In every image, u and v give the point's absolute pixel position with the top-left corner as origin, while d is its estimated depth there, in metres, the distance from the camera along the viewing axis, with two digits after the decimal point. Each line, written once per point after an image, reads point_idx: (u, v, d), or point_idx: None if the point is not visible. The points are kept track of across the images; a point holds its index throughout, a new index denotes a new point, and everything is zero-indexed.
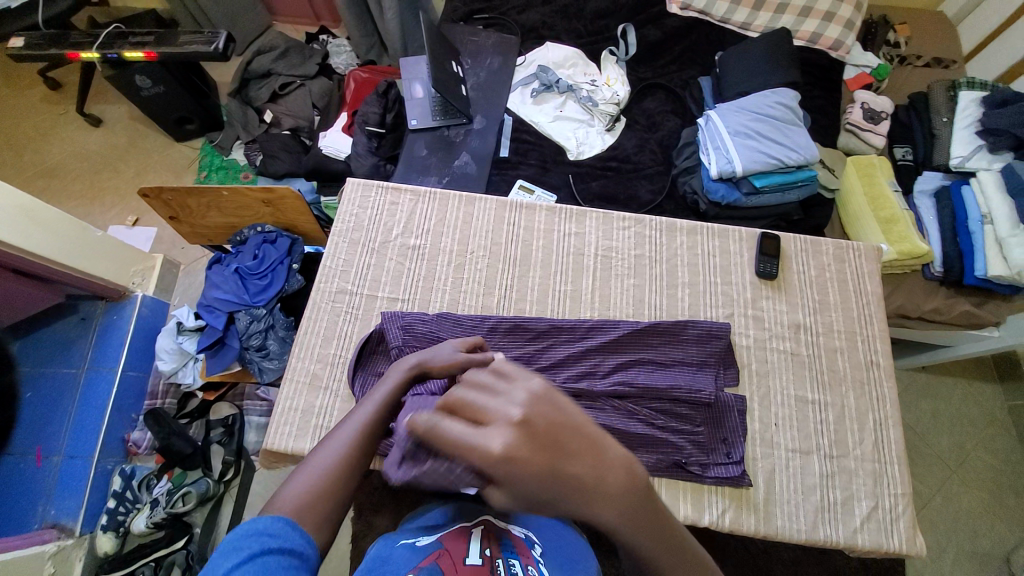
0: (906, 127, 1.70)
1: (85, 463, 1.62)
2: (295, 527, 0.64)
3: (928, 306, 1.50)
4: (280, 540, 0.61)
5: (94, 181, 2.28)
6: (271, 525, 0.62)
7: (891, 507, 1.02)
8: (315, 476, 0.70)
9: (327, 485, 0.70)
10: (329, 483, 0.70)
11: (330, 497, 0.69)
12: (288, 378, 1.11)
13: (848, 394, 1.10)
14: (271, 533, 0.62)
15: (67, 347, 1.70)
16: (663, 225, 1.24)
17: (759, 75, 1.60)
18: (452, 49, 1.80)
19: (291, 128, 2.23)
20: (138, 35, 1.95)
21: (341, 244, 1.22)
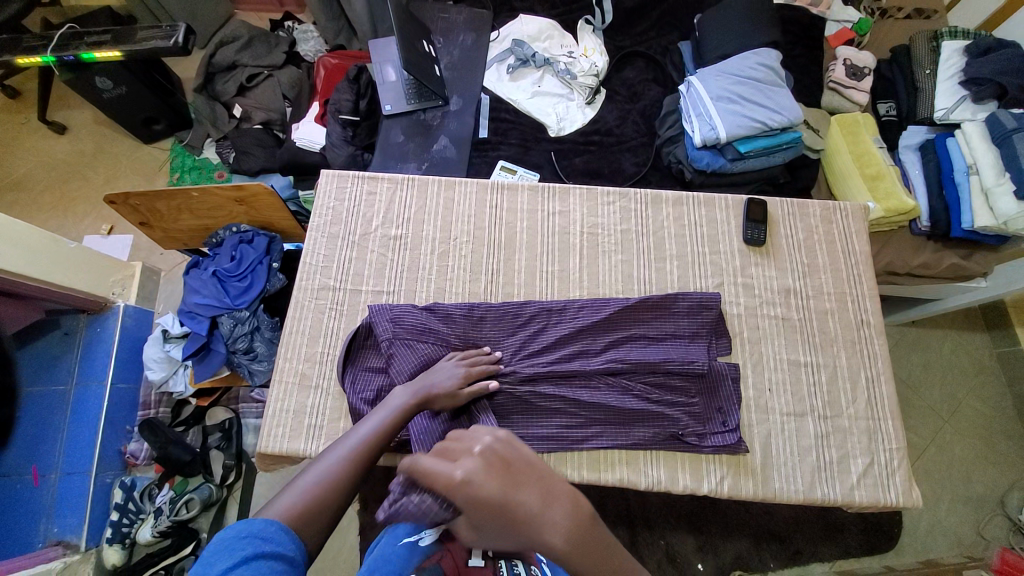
0: (888, 81, 1.67)
1: (82, 478, 1.60)
2: (287, 532, 0.65)
3: (916, 261, 1.50)
4: (272, 545, 0.62)
5: (63, 191, 2.21)
6: (266, 529, 0.63)
7: (886, 461, 1.03)
8: (316, 483, 0.72)
9: (324, 493, 0.72)
10: (327, 490, 0.72)
11: (326, 506, 0.71)
12: (277, 380, 1.09)
13: (840, 354, 1.10)
14: (263, 536, 0.63)
15: (53, 364, 1.66)
16: (648, 198, 1.22)
17: (740, 35, 1.55)
18: (422, 28, 1.73)
19: (263, 122, 2.16)
20: (94, 33, 1.85)
21: (319, 239, 1.19)
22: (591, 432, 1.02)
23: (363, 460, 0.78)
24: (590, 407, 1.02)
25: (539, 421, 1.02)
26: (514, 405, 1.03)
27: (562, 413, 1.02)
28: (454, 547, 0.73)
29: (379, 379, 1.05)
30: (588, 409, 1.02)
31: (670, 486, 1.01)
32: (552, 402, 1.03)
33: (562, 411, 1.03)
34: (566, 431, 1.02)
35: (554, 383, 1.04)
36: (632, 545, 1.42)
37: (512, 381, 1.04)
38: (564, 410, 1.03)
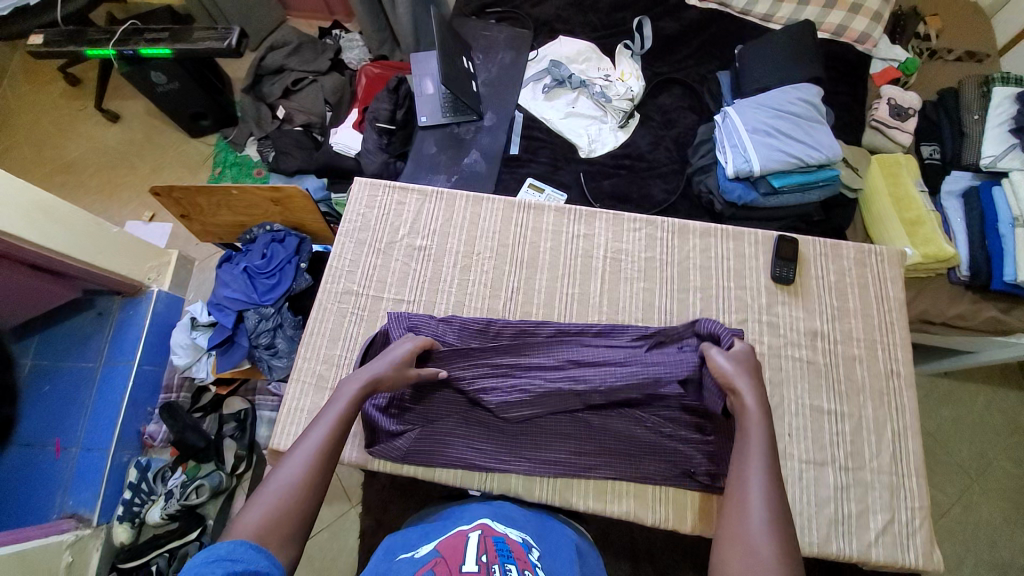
0: (933, 124, 1.63)
1: (101, 454, 1.65)
2: (259, 551, 0.68)
3: (952, 311, 1.45)
4: (242, 565, 0.64)
5: (111, 177, 2.32)
6: (234, 550, 0.65)
7: (908, 520, 0.98)
8: (281, 493, 0.76)
9: (286, 507, 0.74)
10: (288, 504, 0.75)
11: (292, 515, 0.74)
12: (294, 379, 1.11)
13: (867, 405, 1.06)
14: (234, 558, 0.65)
15: (84, 342, 1.74)
16: (674, 227, 1.20)
17: (780, 70, 1.54)
18: (463, 44, 1.78)
19: (304, 124, 2.24)
20: (153, 30, 1.97)
21: (347, 244, 1.22)
22: (599, 460, 1.00)
23: (319, 465, 0.81)
24: (601, 435, 1.01)
25: (549, 446, 1.01)
26: (525, 427, 1.02)
27: (570, 439, 1.01)
28: (448, 555, 0.75)
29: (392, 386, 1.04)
30: (597, 436, 1.01)
31: (677, 525, 0.98)
32: (564, 426, 1.02)
33: (572, 437, 1.01)
34: (574, 457, 1.00)
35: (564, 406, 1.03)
36: None
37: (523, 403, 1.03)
38: (574, 435, 1.01)
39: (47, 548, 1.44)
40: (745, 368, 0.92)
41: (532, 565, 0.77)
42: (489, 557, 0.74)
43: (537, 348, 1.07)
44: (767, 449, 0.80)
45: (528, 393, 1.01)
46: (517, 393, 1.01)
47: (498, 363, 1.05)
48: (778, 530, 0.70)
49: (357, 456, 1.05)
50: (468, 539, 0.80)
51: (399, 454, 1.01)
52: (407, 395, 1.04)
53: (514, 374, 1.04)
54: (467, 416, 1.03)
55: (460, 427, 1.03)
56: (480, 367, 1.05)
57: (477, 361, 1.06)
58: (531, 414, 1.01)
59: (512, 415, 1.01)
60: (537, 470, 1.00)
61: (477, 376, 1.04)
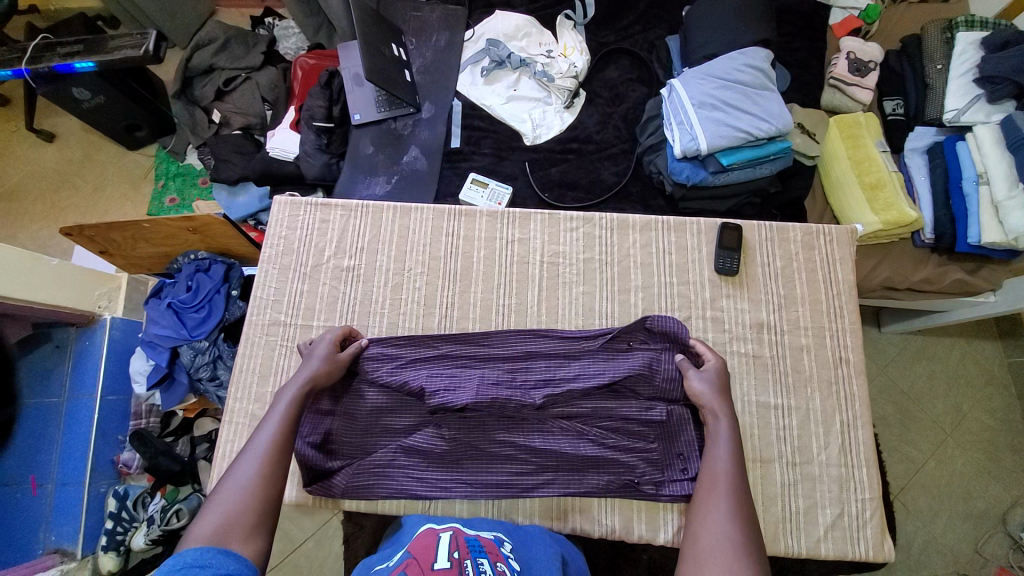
0: (896, 76, 1.53)
1: (77, 487, 1.48)
2: (228, 554, 0.66)
3: (916, 277, 1.39)
4: (212, 569, 0.62)
5: (53, 201, 2.12)
6: (201, 556, 0.63)
7: (858, 513, 0.99)
8: (237, 495, 0.74)
9: (248, 506, 0.73)
10: (249, 502, 0.73)
11: (251, 511, 0.73)
12: (227, 420, 1.07)
13: (815, 396, 1.05)
14: (203, 564, 0.62)
15: (46, 376, 1.50)
16: (613, 223, 1.15)
17: (729, 33, 1.42)
18: (392, 30, 1.64)
19: (242, 127, 2.00)
20: (66, 43, 1.79)
21: (271, 271, 1.16)
22: (542, 479, 0.99)
23: (274, 460, 0.80)
24: (542, 451, 0.99)
25: (491, 467, 1.00)
26: (464, 450, 1.00)
27: (512, 460, 1.00)
28: (420, 555, 0.72)
29: (327, 421, 1.01)
30: (537, 451, 0.99)
31: (625, 535, 0.99)
32: (504, 445, 1.00)
33: (513, 457, 1.00)
34: (516, 478, 0.99)
35: (499, 419, 1.01)
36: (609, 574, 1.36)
37: (459, 431, 1.01)
38: (515, 456, 1.00)
39: None
40: (718, 385, 0.93)
41: (505, 558, 0.77)
42: (462, 553, 0.73)
43: (478, 364, 1.05)
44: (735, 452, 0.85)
45: (485, 383, 1.01)
46: (471, 384, 1.00)
47: (455, 357, 1.06)
48: (741, 528, 0.74)
49: (297, 493, 1.05)
50: (440, 541, 0.77)
51: (338, 490, 0.99)
52: (342, 428, 1.02)
53: (475, 364, 1.05)
54: (404, 447, 1.00)
55: (399, 458, 1.00)
56: (424, 371, 1.03)
57: (422, 363, 1.05)
58: (488, 398, 0.98)
59: (456, 402, 0.97)
60: (477, 493, 0.99)
61: (421, 374, 1.02)
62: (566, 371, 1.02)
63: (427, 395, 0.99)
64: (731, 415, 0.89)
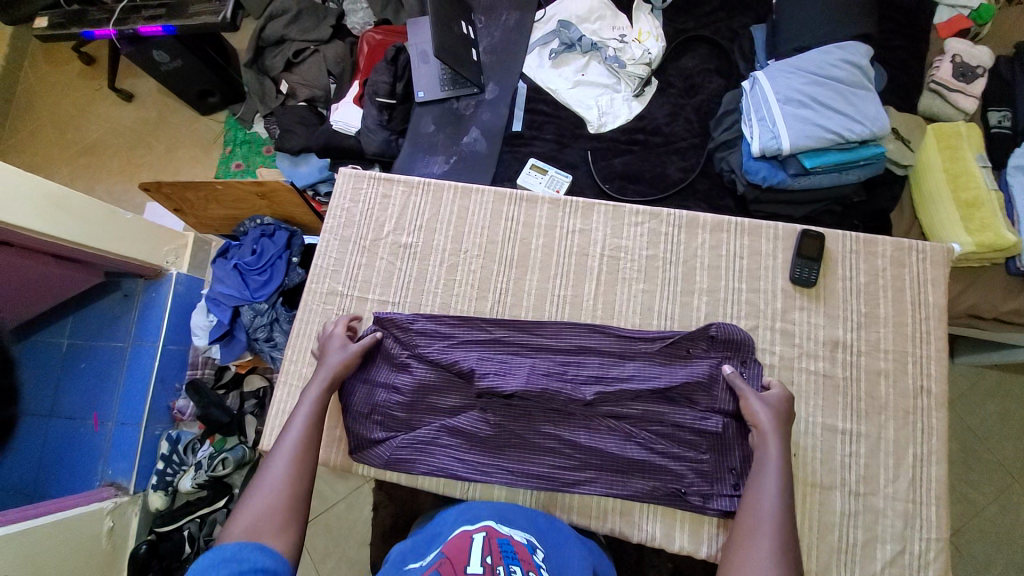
0: (1008, 83, 1.38)
1: (134, 429, 1.59)
2: (263, 550, 0.71)
3: (1006, 307, 1.25)
4: (249, 564, 0.68)
5: (131, 158, 2.24)
6: (238, 552, 0.69)
7: (921, 553, 0.91)
8: (268, 491, 0.80)
9: (278, 503, 0.78)
10: (278, 500, 0.79)
11: (283, 508, 0.78)
12: (281, 381, 1.11)
13: (888, 424, 0.97)
14: (240, 559, 0.68)
15: (111, 323, 1.63)
16: (682, 221, 1.10)
17: (824, 25, 1.32)
18: (462, 8, 1.62)
19: (307, 99, 2.03)
20: (151, 7, 1.87)
21: (331, 241, 1.18)
22: (584, 476, 0.97)
23: (303, 456, 0.85)
24: (586, 447, 0.97)
25: (533, 458, 0.99)
26: (507, 438, 0.99)
27: (555, 454, 0.98)
28: (453, 555, 0.73)
29: (377, 394, 1.02)
30: (581, 447, 0.97)
31: (665, 544, 0.96)
32: (548, 436, 0.99)
33: (556, 451, 0.98)
34: (556, 472, 0.97)
35: (545, 411, 0.99)
36: None
37: (504, 418, 1.00)
38: (558, 450, 0.98)
39: (89, 516, 1.42)
40: (780, 414, 0.89)
41: (537, 568, 0.75)
42: (495, 558, 0.72)
43: (528, 357, 1.03)
44: (783, 491, 0.81)
45: (536, 373, 0.99)
46: (521, 371, 0.99)
47: (507, 344, 1.05)
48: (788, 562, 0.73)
49: (341, 459, 1.06)
50: (474, 541, 0.77)
51: (382, 461, 1.01)
52: (391, 405, 1.02)
53: (523, 354, 1.03)
54: (448, 427, 1.00)
55: (443, 437, 1.00)
56: (474, 353, 1.03)
57: (471, 345, 1.04)
58: (538, 389, 0.97)
59: (505, 388, 0.96)
60: (517, 482, 0.98)
61: (470, 356, 1.02)
62: (620, 371, 0.99)
63: (476, 377, 0.99)
64: (785, 441, 0.86)
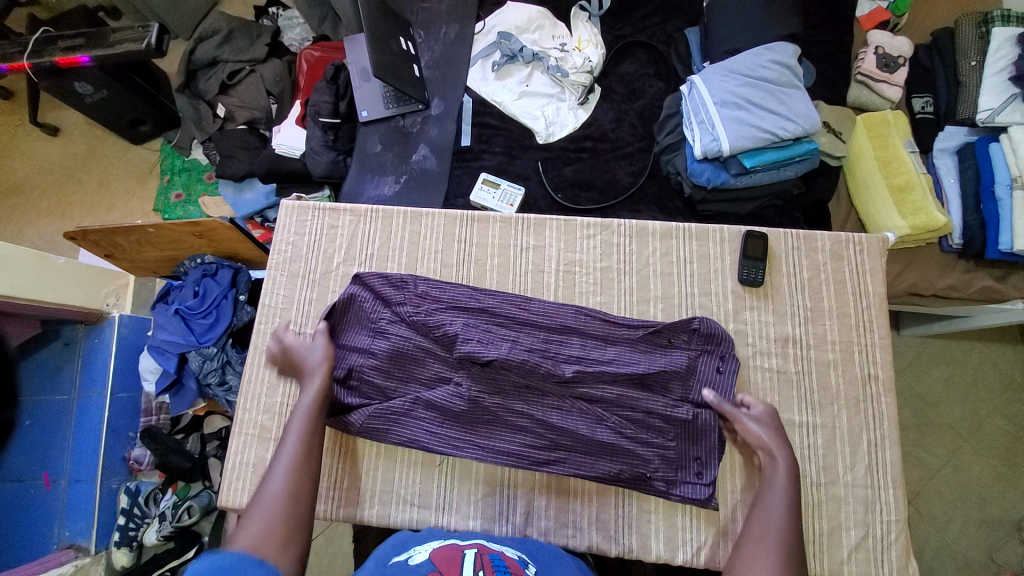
0: (926, 72, 1.46)
1: (89, 485, 1.48)
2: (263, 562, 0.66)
3: (942, 283, 1.33)
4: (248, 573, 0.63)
5: (60, 196, 2.09)
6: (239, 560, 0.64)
7: (882, 534, 0.97)
8: (271, 505, 0.76)
9: (280, 521, 0.75)
10: (281, 516, 0.75)
11: (288, 522, 0.75)
12: (236, 431, 1.06)
13: (842, 414, 1.02)
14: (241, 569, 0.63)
15: (55, 374, 1.50)
16: (632, 230, 1.11)
17: (753, 27, 1.36)
18: (400, 23, 1.58)
19: (247, 122, 1.94)
20: (68, 36, 1.75)
21: (279, 278, 1.14)
22: (554, 456, 0.98)
23: (305, 467, 0.83)
24: (557, 468, 0.98)
25: (503, 434, 1.00)
26: (481, 414, 1.00)
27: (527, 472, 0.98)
28: (445, 567, 0.72)
29: (354, 357, 1.03)
30: (552, 467, 0.98)
31: (642, 554, 0.97)
32: (520, 457, 0.99)
33: (527, 430, 0.99)
34: (529, 450, 0.98)
35: (512, 431, 1.00)
36: None
37: (483, 391, 1.00)
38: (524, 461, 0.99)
39: None
40: (774, 431, 0.92)
41: None
42: (486, 571, 0.72)
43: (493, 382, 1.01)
44: (787, 501, 0.83)
45: (517, 348, 1.01)
46: (503, 344, 1.01)
47: (493, 313, 1.05)
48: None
49: (309, 508, 1.02)
50: (466, 556, 0.76)
51: (355, 425, 1.00)
52: (368, 366, 1.02)
53: (508, 327, 1.04)
54: (423, 400, 1.01)
55: (417, 409, 1.01)
56: (460, 319, 1.04)
57: (456, 311, 1.05)
58: (519, 359, 0.99)
59: (486, 355, 0.98)
60: (490, 458, 0.99)
61: (456, 322, 1.02)
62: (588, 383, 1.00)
63: (458, 343, 1.00)
64: (790, 458, 0.88)
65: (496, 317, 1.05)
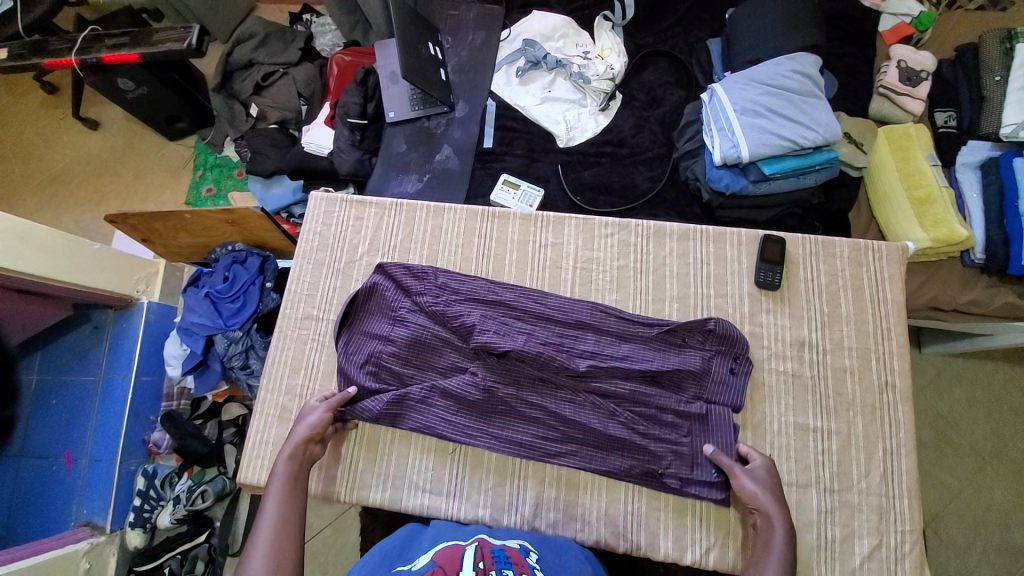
0: (950, 86, 1.46)
1: (109, 465, 1.53)
2: None
3: (964, 298, 1.31)
4: None
5: (98, 187, 2.19)
6: None
7: (897, 545, 0.95)
8: None
9: None
10: None
11: None
12: (258, 411, 1.09)
13: (857, 420, 1.01)
14: None
15: (83, 356, 1.56)
16: (650, 230, 1.13)
17: (775, 38, 1.38)
18: (429, 29, 1.64)
19: (278, 122, 2.01)
20: (114, 35, 1.85)
21: (305, 266, 1.18)
22: (565, 448, 1.01)
23: (282, 545, 0.83)
24: (566, 460, 1.00)
25: (516, 425, 1.02)
26: (494, 404, 1.02)
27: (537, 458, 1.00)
28: (445, 563, 0.76)
29: (373, 346, 1.07)
30: (562, 459, 1.00)
31: (650, 552, 0.97)
32: (531, 447, 1.01)
33: (539, 421, 1.02)
34: (540, 441, 1.01)
35: (523, 422, 1.02)
36: None
37: (498, 381, 1.02)
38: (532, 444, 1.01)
39: (64, 559, 1.37)
40: (772, 491, 0.91)
41: (530, 569, 0.79)
42: (487, 564, 0.76)
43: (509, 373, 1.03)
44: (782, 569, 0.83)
45: (533, 341, 1.03)
46: (519, 337, 1.03)
47: (511, 307, 1.07)
48: None
49: (322, 488, 1.04)
50: (467, 553, 0.80)
51: (368, 414, 1.03)
52: (387, 355, 1.05)
53: (525, 320, 1.06)
54: (439, 387, 1.03)
55: (432, 396, 1.03)
56: (478, 311, 1.06)
57: (475, 303, 1.08)
58: (535, 350, 1.01)
59: (503, 346, 1.00)
60: (503, 448, 1.01)
61: (474, 313, 1.05)
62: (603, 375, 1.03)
63: (475, 333, 1.02)
64: (787, 524, 0.87)
65: (513, 310, 1.07)
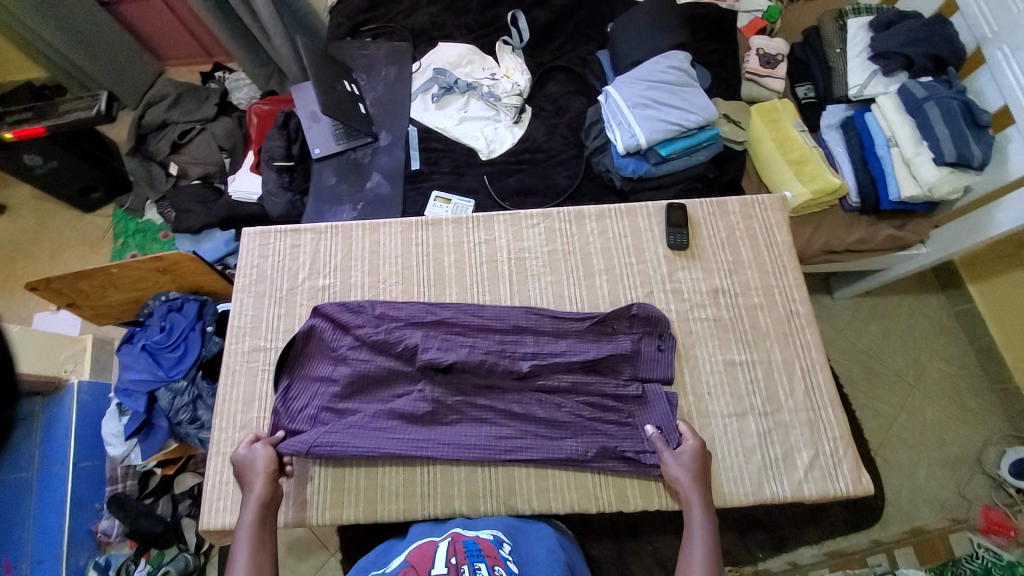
0: (804, 64, 1.73)
1: (54, 564, 1.39)
2: None
3: (851, 237, 1.52)
4: None
5: (8, 272, 2.04)
6: None
7: (832, 451, 1.07)
8: None
9: None
10: None
11: None
12: (214, 452, 1.07)
13: (774, 349, 1.14)
14: None
15: (11, 451, 1.40)
16: (571, 215, 1.25)
17: (648, 41, 1.59)
18: (342, 68, 1.73)
19: (201, 177, 1.99)
20: (15, 112, 1.80)
21: (246, 299, 1.19)
22: (520, 444, 1.05)
23: None
24: (527, 435, 1.05)
25: (474, 414, 1.07)
26: (452, 396, 1.07)
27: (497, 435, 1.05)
28: (416, 564, 0.77)
29: (316, 392, 1.09)
30: (519, 456, 1.04)
31: (621, 506, 1.03)
32: (485, 448, 1.04)
33: (491, 421, 1.07)
34: (497, 441, 1.05)
35: (478, 425, 1.07)
36: (616, 555, 1.38)
37: (446, 393, 1.08)
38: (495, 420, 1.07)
39: None
40: (696, 471, 0.97)
41: (503, 560, 0.80)
42: (459, 558, 0.76)
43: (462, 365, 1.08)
44: (706, 540, 0.89)
45: (475, 351, 1.09)
46: (461, 348, 1.08)
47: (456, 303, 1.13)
48: None
49: (293, 516, 1.03)
50: (442, 548, 0.81)
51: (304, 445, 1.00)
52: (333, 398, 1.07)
53: (465, 334, 1.12)
54: (387, 412, 1.06)
55: (381, 419, 1.06)
56: (418, 333, 1.11)
57: (416, 328, 1.12)
58: (476, 359, 1.07)
59: (444, 359, 1.06)
60: (460, 455, 1.04)
61: (416, 335, 1.10)
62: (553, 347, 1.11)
63: (419, 353, 1.07)
64: (703, 497, 0.94)
65: (452, 327, 1.12)
